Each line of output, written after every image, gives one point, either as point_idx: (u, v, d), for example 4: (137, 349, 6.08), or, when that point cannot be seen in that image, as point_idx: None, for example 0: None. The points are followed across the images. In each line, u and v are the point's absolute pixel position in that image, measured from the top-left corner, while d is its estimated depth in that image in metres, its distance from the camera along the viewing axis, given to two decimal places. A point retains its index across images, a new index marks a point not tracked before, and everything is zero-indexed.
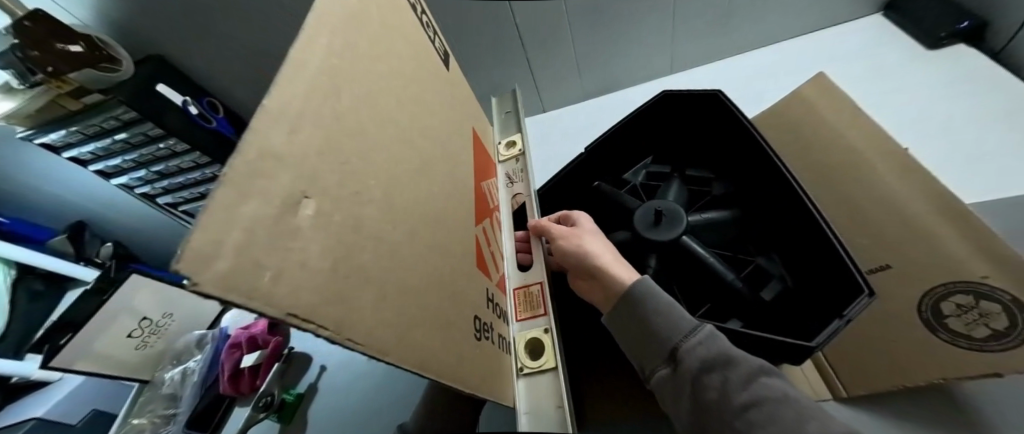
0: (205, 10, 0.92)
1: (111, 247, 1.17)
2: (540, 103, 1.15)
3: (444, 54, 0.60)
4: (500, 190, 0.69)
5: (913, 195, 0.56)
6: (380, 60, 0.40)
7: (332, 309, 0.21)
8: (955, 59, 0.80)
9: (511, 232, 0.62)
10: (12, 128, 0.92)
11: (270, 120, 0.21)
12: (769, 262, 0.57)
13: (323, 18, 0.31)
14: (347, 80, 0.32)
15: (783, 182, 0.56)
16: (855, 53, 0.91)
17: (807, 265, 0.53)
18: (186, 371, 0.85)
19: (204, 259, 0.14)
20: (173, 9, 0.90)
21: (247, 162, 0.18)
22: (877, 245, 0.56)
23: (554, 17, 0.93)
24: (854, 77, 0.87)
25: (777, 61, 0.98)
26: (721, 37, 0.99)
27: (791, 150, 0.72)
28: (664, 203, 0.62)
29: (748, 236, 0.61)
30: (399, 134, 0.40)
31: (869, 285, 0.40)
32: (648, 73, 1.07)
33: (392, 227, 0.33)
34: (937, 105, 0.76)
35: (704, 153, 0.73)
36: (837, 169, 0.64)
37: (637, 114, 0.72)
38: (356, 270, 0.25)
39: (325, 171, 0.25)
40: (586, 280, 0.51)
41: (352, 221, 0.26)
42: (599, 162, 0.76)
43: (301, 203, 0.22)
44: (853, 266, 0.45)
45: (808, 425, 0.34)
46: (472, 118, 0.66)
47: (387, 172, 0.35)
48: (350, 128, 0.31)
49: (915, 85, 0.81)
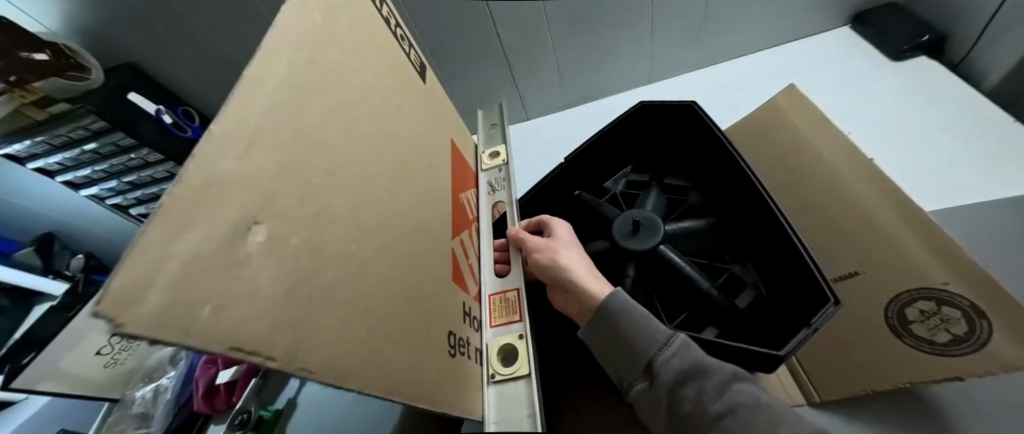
0: (179, 18, 0.90)
1: (82, 259, 1.08)
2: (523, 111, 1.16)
3: (420, 67, 0.61)
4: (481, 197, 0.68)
5: (877, 202, 0.57)
6: (350, 75, 0.40)
7: (282, 339, 0.21)
8: (918, 71, 0.84)
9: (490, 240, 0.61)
10: None
11: (219, 147, 0.21)
12: (744, 270, 0.58)
13: (285, 36, 0.31)
14: (312, 97, 0.32)
15: (756, 192, 0.57)
16: (826, 63, 0.94)
17: (779, 273, 0.54)
18: (158, 389, 0.82)
19: (135, 299, 0.14)
20: (146, 17, 0.89)
21: (189, 194, 0.18)
22: (846, 253, 0.58)
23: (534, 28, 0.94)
24: (826, 86, 0.90)
25: (753, 70, 1.00)
26: (698, 47, 1.01)
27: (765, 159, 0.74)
28: (642, 212, 0.63)
29: (723, 245, 0.62)
30: (370, 149, 0.40)
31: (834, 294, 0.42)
32: (629, 82, 1.09)
33: (358, 246, 0.32)
34: (903, 115, 0.79)
35: (682, 162, 0.75)
36: (808, 178, 0.66)
37: (615, 124, 0.74)
38: (314, 294, 0.25)
39: (280, 194, 0.25)
40: (562, 292, 0.51)
41: (310, 244, 0.26)
42: (579, 171, 0.77)
43: (251, 229, 0.22)
44: (820, 276, 0.46)
45: (779, 429, 0.37)
46: (450, 129, 0.66)
47: (356, 189, 0.35)
48: (313, 147, 0.31)
49: (882, 95, 0.84)
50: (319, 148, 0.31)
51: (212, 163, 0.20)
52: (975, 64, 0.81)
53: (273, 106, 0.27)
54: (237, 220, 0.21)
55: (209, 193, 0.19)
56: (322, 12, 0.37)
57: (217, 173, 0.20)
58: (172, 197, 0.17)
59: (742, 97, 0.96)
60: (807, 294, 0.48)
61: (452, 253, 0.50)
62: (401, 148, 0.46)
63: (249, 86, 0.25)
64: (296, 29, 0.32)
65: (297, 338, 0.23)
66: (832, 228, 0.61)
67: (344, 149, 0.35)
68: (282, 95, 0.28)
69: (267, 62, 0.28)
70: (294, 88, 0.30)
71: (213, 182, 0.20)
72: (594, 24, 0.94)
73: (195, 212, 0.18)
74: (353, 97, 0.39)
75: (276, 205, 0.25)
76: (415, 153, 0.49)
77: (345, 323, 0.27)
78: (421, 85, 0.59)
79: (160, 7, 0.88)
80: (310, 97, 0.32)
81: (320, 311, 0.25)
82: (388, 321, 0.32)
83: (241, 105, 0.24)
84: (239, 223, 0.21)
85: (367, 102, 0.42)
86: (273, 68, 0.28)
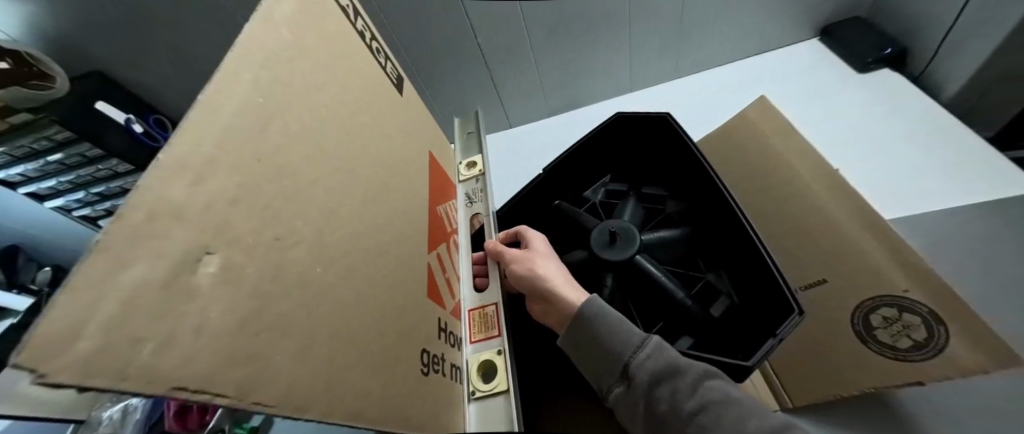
0: (150, 25, 0.88)
1: (49, 271, 0.98)
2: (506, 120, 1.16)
3: (397, 79, 0.60)
4: (460, 210, 0.68)
5: (844, 212, 0.59)
6: (320, 91, 0.39)
7: (233, 374, 0.21)
8: (882, 82, 0.88)
9: (469, 253, 0.61)
10: None
11: (169, 177, 0.21)
12: (718, 278, 0.59)
13: (247, 55, 0.30)
14: (277, 117, 0.32)
15: (726, 203, 0.58)
16: (796, 73, 0.97)
17: (750, 282, 0.55)
18: (126, 408, 0.77)
19: (63, 348, 0.14)
20: (115, 24, 0.86)
21: (130, 229, 0.18)
22: (814, 261, 0.59)
23: (515, 38, 0.94)
24: (797, 96, 0.93)
25: (728, 80, 1.03)
26: (676, 58, 1.03)
27: (738, 168, 0.75)
28: (618, 223, 0.64)
29: (698, 254, 0.63)
30: (340, 167, 0.39)
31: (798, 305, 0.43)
32: (610, 91, 1.10)
33: (324, 268, 0.32)
34: (870, 126, 0.82)
35: (660, 172, 0.76)
36: (779, 187, 0.68)
37: (592, 135, 0.74)
38: (273, 322, 0.25)
39: (239, 220, 0.25)
40: (541, 304, 0.52)
41: (270, 270, 0.26)
42: (558, 181, 0.78)
43: (202, 259, 0.21)
44: (786, 286, 0.47)
45: (748, 423, 0.37)
46: (428, 141, 0.65)
47: (323, 208, 0.34)
48: (277, 168, 0.30)
49: (849, 105, 0.87)
50: (283, 168, 0.31)
51: (161, 194, 0.20)
52: (934, 77, 0.85)
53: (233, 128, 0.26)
54: (184, 251, 0.20)
55: (155, 226, 0.19)
56: (289, 28, 0.37)
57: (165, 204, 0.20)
58: (112, 234, 0.17)
59: (717, 107, 0.98)
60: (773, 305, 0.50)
61: (427, 269, 0.49)
62: (376, 164, 0.46)
63: (206, 108, 0.25)
64: (261, 47, 0.32)
65: (251, 370, 0.22)
66: (801, 236, 0.62)
67: (311, 169, 0.34)
68: (245, 116, 0.28)
69: (227, 83, 0.27)
70: (257, 109, 0.29)
71: (159, 214, 0.20)
72: (574, 34, 0.95)
73: (137, 246, 0.18)
74: (323, 113, 0.39)
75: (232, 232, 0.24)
76: (390, 168, 0.49)
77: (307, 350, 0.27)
78: (398, 97, 0.58)
79: (130, 15, 0.85)
80: (276, 117, 0.31)
81: (279, 340, 0.25)
82: (356, 343, 0.32)
83: (195, 129, 0.23)
84: (189, 254, 0.21)
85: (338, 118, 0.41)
86: (235, 88, 0.28)
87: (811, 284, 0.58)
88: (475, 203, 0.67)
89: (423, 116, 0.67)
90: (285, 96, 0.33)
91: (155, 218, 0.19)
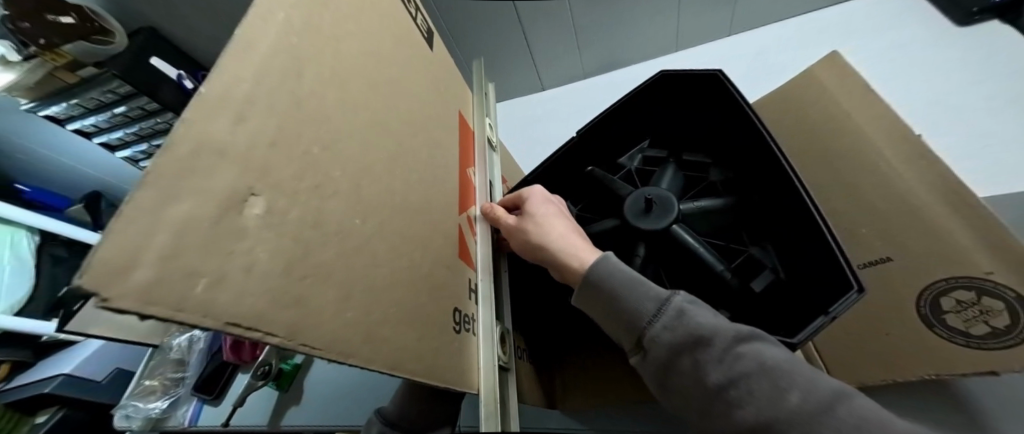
0: (358, 41, 0.34)
1: None
2: (573, 48, 0.92)
3: (428, 32, 0.52)
4: (479, 179, 0.54)
5: (916, 185, 0.45)
6: (354, 39, 0.34)
7: (289, 314, 0.20)
8: (986, 42, 0.68)
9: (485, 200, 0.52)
10: (489, 379, 0.38)
11: (129, 274, 0.13)
12: (993, 289, 0.38)
13: (847, 169, 0.50)
14: (325, 136, 0.26)
15: (779, 193, 0.45)
16: (901, 40, 0.75)
17: (1005, 315, 0.37)
18: None
19: None
20: (363, 43, 0.35)
21: (210, 323, 0.16)
22: (912, 237, 0.43)
23: None
24: (884, 67, 0.73)
25: (829, 30, 0.82)
26: (716, 9, 0.85)
27: (770, 104, 0.61)
28: (658, 190, 0.50)
29: (882, 230, 0.46)
30: (404, 205, 0.34)
31: (860, 280, 0.34)
32: (655, 48, 0.93)
33: (886, 331, 0.43)
34: (934, 79, 0.68)
35: (614, 138, 0.60)
36: (872, 166, 0.48)
37: (625, 99, 0.54)
38: (320, 267, 0.23)
39: (381, 178, 0.31)
40: (558, 274, 0.42)
41: (922, 365, 0.40)
42: (592, 141, 0.58)
43: (248, 201, 0.19)
44: (988, 322, 0.38)
45: None
46: (446, 154, 0.46)
47: (431, 181, 0.40)
48: (337, 229, 0.25)
49: (944, 79, 0.67)
50: (358, 169, 0.29)
51: (202, 151, 0.17)
52: None
53: (287, 153, 0.22)
54: (322, 258, 0.23)
55: (211, 291, 0.16)
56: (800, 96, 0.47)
57: (256, 272, 0.18)
58: None
59: (856, 51, 0.77)
60: (831, 291, 0.37)
61: (528, 248, 0.44)
62: (436, 112, 0.47)
63: (215, 104, 0.18)
64: (270, 11, 0.24)
65: (394, 350, 0.27)
66: (855, 212, 0.48)
67: (376, 114, 0.34)
68: (317, 62, 0.28)
69: (257, 37, 0.22)
70: (335, 84, 0.29)
71: (258, 237, 0.19)
72: None
73: (181, 313, 0.14)
74: (374, 85, 0.35)
75: (343, 241, 0.25)
76: (445, 115, 0.49)
77: (398, 330, 0.28)
78: (434, 56, 0.51)
79: (343, 23, 0.33)
80: (321, 77, 0.27)
81: (434, 292, 0.35)
82: (886, 334, 0.43)
83: (207, 137, 0.17)
84: (236, 198, 0.18)
85: (358, 25, 0.35)
86: (230, 104, 0.19)
87: (971, 280, 0.39)
88: (494, 161, 0.60)
89: (425, 61, 0.48)
90: (329, 56, 0.29)
91: (261, 303, 0.18)
